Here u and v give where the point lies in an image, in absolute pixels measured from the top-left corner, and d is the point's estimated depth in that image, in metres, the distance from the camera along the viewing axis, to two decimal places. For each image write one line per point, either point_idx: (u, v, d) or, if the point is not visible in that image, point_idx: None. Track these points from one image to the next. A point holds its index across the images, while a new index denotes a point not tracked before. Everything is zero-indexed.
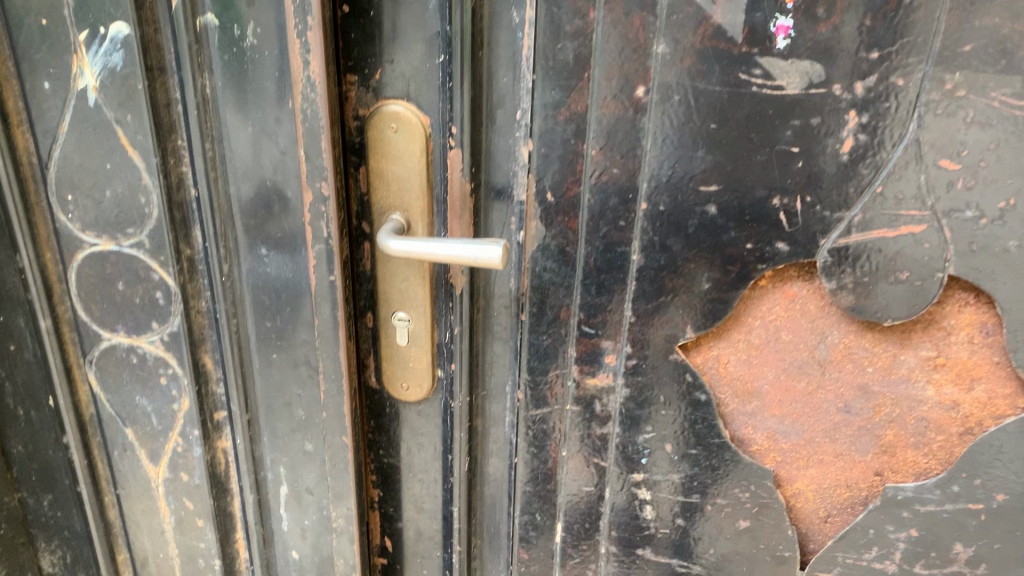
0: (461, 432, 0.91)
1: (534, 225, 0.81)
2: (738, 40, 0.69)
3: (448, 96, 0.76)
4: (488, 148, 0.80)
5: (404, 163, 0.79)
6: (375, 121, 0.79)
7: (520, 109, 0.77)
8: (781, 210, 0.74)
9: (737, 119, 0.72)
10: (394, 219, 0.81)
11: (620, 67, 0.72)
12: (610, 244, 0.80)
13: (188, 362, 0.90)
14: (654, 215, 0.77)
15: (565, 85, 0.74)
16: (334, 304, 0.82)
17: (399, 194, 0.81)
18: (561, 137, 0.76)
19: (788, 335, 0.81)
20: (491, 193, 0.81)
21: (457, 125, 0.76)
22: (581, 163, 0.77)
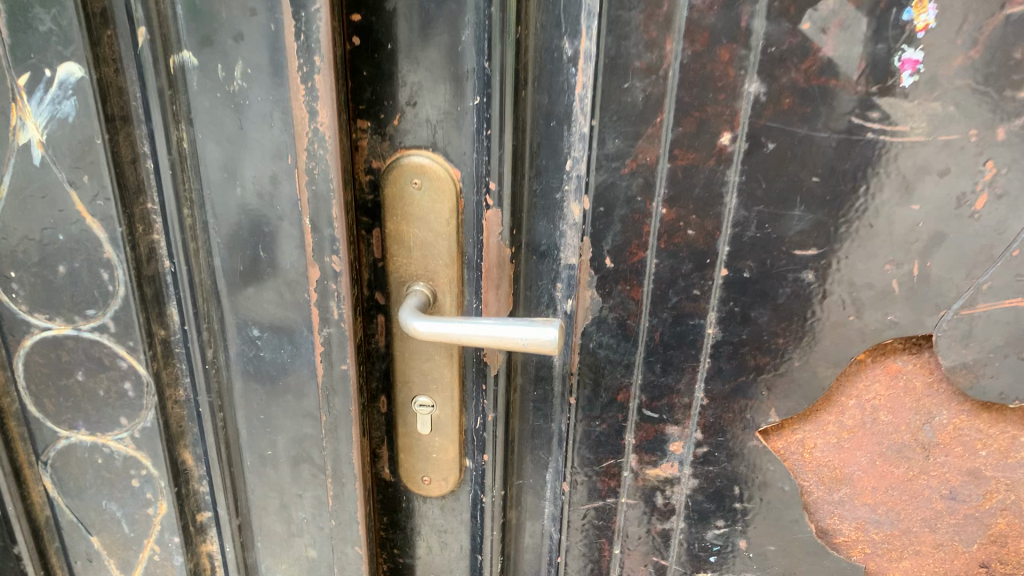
0: (494, 529, 0.78)
1: (587, 294, 0.68)
2: (853, 77, 0.56)
3: (485, 146, 0.61)
4: (529, 204, 0.66)
5: (428, 226, 0.65)
6: (391, 176, 0.65)
7: (572, 158, 0.63)
8: (893, 276, 0.62)
9: (844, 171, 0.59)
10: (417, 291, 0.67)
11: (701, 110, 0.59)
12: (681, 316, 0.66)
13: (164, 461, 0.75)
14: (736, 282, 0.64)
15: (631, 132, 0.61)
16: (346, 397, 0.67)
17: (423, 261, 0.67)
18: (623, 193, 0.63)
19: (887, 415, 0.69)
20: (534, 254, 0.67)
21: (496, 180, 0.63)
22: (648, 223, 0.63)
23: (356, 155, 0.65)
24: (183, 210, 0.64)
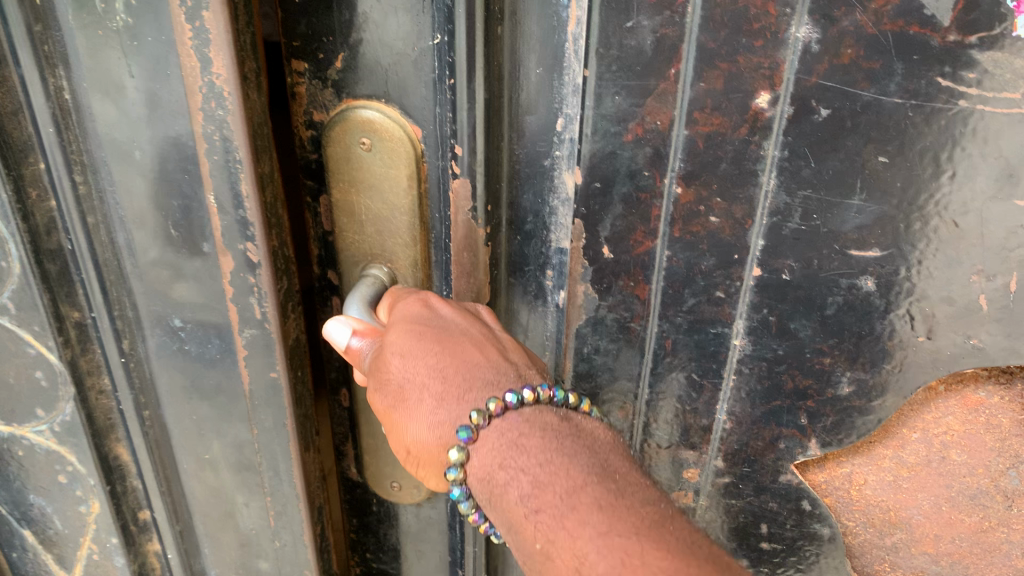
0: (476, 545, 0.65)
1: (579, 290, 0.53)
2: (943, 23, 0.40)
3: (451, 101, 0.46)
4: (509, 172, 0.51)
5: (382, 194, 0.51)
6: (334, 131, 0.50)
7: (564, 115, 0.48)
8: (981, 291, 0.46)
9: (924, 148, 0.43)
10: (373, 272, 0.53)
11: (731, 61, 0.43)
12: (699, 322, 0.52)
13: (91, 458, 0.62)
14: (771, 284, 0.49)
15: (636, 87, 0.45)
16: (279, 410, 0.57)
17: (378, 239, 0.52)
18: (626, 166, 0.48)
19: (961, 454, 0.54)
20: (518, 235, 0.53)
21: (462, 141, 0.47)
22: (657, 204, 0.48)
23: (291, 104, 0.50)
24: (73, 174, 0.51)
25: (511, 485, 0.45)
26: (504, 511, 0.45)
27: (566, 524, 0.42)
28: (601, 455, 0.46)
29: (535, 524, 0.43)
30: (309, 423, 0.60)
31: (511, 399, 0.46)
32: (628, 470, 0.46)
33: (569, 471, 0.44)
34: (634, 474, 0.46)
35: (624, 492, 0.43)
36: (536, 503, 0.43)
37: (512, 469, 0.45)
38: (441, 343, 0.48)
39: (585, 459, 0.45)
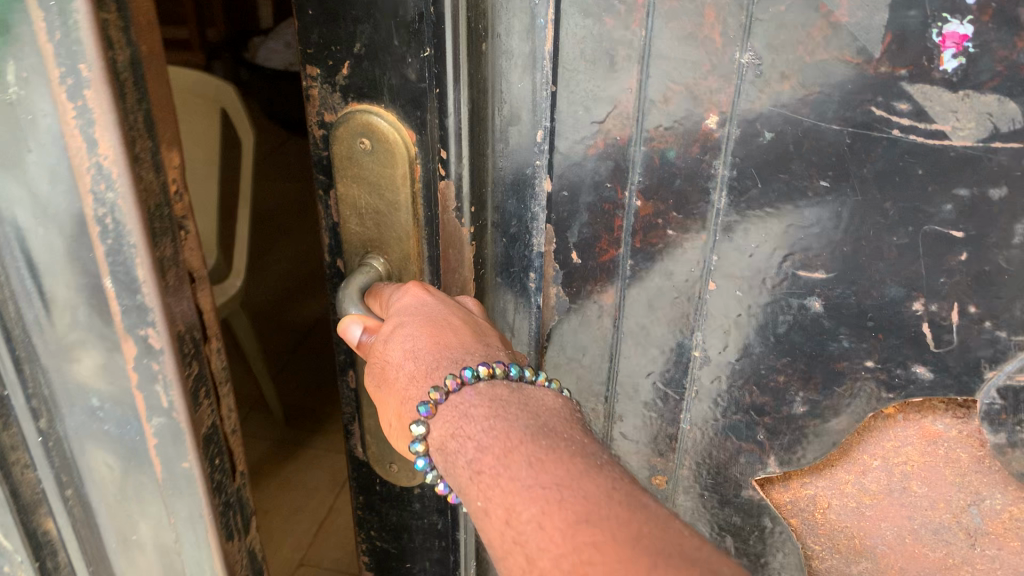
0: (467, 533, 0.72)
1: (552, 292, 0.57)
2: (875, 54, 0.42)
3: (440, 108, 0.50)
4: (495, 178, 0.55)
5: (377, 190, 0.54)
6: (339, 131, 0.53)
7: (543, 129, 0.51)
8: (923, 319, 0.47)
9: (863, 176, 0.45)
10: (368, 265, 0.56)
11: (683, 83, 0.47)
12: (661, 331, 0.55)
13: (13, 537, 0.48)
14: (725, 299, 0.52)
15: (599, 103, 0.49)
16: (195, 500, 0.45)
17: (377, 232, 0.55)
18: (591, 176, 0.52)
19: (922, 486, 0.54)
20: (502, 236, 0.57)
21: (445, 146, 0.51)
22: (620, 215, 0.52)
23: (308, 106, 0.54)
24: None
25: (461, 451, 0.47)
26: (455, 477, 0.47)
27: (501, 481, 0.45)
28: (541, 415, 0.48)
29: (477, 486, 0.46)
30: (232, 509, 0.48)
31: (467, 376, 0.48)
32: (567, 428, 0.48)
33: (506, 433, 0.46)
34: (582, 437, 0.47)
35: (552, 445, 0.45)
36: (478, 465, 0.46)
37: (462, 437, 0.47)
38: (416, 329, 0.51)
39: (523, 422, 0.47)
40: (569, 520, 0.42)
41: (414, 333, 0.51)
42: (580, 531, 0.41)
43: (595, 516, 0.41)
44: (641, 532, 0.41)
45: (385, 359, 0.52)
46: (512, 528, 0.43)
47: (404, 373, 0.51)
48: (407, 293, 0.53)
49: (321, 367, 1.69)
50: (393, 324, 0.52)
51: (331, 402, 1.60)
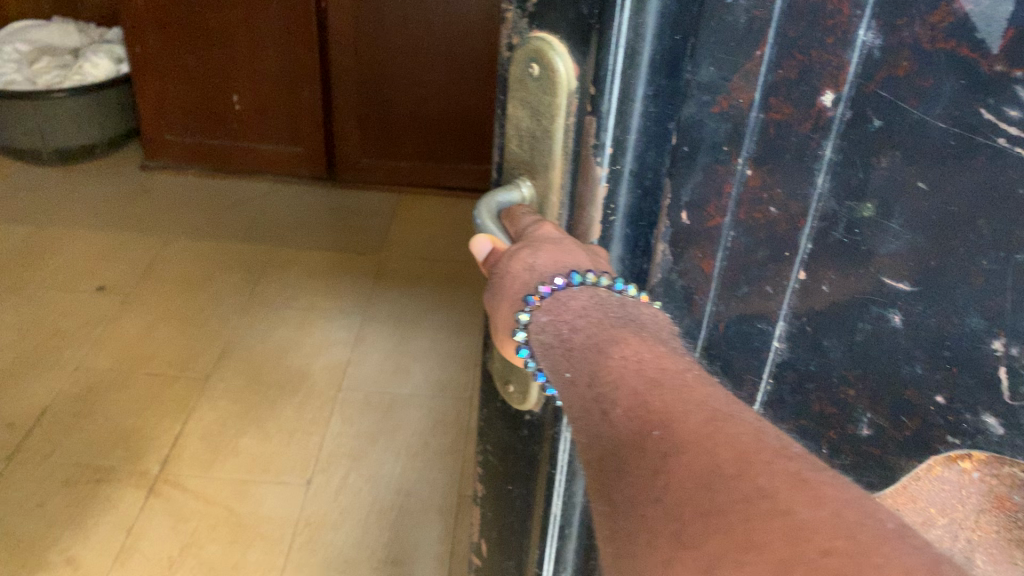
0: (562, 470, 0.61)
1: (661, 248, 0.62)
2: (994, 49, 0.45)
3: (599, 45, 0.54)
4: (640, 127, 0.56)
5: (535, 116, 0.58)
6: (517, 57, 0.58)
7: (682, 83, 0.56)
8: (1002, 360, 0.51)
9: (957, 184, 0.49)
10: (514, 190, 0.60)
11: (807, 54, 0.52)
12: (750, 315, 0.62)
13: None
14: (808, 292, 0.58)
15: (727, 61, 0.54)
16: None
17: (531, 155, 0.60)
18: (711, 137, 0.57)
19: (985, 560, 0.57)
20: (636, 187, 0.59)
21: (596, 85, 0.55)
22: (730, 181, 0.58)
23: (505, 31, 0.59)
24: None
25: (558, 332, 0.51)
26: (546, 353, 0.51)
27: (589, 358, 0.49)
28: (633, 310, 0.52)
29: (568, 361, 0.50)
30: None
31: (573, 280, 0.51)
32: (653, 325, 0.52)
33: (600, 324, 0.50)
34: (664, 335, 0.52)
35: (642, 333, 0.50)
36: (573, 342, 0.50)
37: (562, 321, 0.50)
38: (543, 248, 0.53)
39: (614, 315, 0.51)
40: (639, 386, 0.46)
41: (544, 251, 0.53)
42: (653, 395, 0.46)
43: (671, 386, 0.46)
44: (706, 399, 0.45)
45: (506, 269, 0.54)
46: (593, 391, 0.48)
47: (522, 283, 0.53)
48: (545, 227, 0.55)
49: (55, 477, 1.65)
50: (524, 244, 0.54)
51: (53, 528, 1.56)
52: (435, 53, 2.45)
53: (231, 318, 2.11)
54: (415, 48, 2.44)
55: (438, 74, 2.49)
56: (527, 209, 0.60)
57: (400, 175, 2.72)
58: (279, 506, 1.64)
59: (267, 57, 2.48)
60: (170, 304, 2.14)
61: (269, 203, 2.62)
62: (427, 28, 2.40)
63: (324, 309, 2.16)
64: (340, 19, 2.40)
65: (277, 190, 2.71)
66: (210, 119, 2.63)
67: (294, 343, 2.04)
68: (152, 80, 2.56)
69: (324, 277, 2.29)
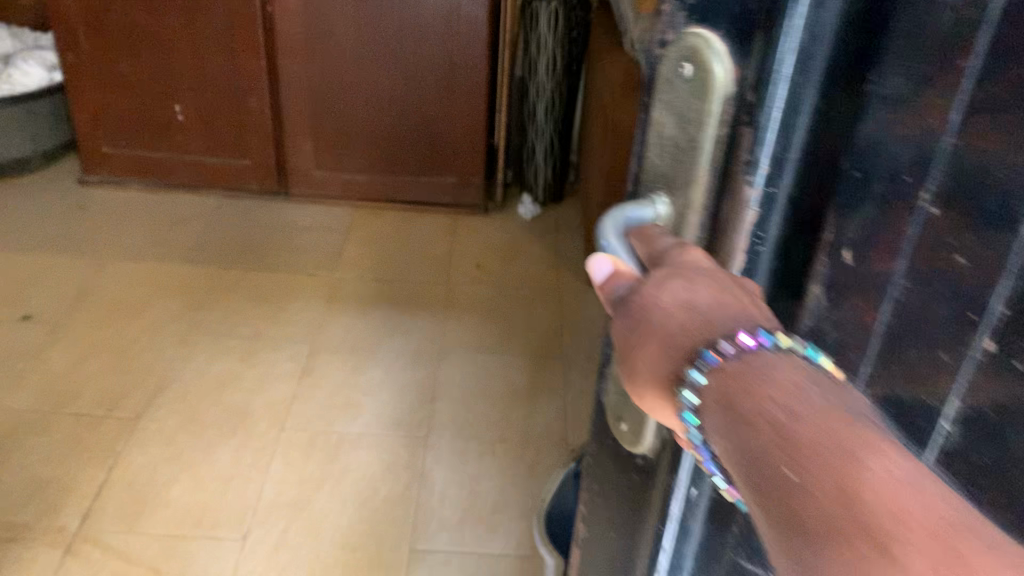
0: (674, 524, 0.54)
1: (815, 293, 0.45)
2: None
3: (766, 36, 0.40)
4: (805, 144, 0.42)
5: (682, 121, 0.45)
6: (669, 48, 0.44)
7: (865, 89, 0.39)
8: None
9: None
10: (647, 205, 0.47)
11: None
12: (917, 395, 0.41)
13: None
14: (999, 378, 0.36)
15: (924, 64, 0.37)
16: None
17: (670, 167, 0.46)
18: (892, 163, 0.39)
19: None
20: (792, 216, 0.44)
21: (756, 88, 0.41)
22: (908, 220, 0.39)
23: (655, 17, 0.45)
24: None
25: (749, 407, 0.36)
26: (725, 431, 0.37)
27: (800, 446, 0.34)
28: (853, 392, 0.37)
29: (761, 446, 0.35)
30: None
31: (764, 340, 0.38)
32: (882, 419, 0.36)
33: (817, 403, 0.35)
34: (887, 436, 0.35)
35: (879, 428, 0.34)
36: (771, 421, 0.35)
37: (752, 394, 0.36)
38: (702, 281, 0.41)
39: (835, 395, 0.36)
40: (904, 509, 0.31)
41: (700, 281, 0.41)
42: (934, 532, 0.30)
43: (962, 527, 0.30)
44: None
45: (643, 296, 0.42)
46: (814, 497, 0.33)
47: (666, 317, 0.41)
48: (692, 249, 0.44)
49: None
50: (666, 268, 0.43)
51: None
52: (391, 57, 2.29)
53: (171, 346, 1.89)
54: (370, 49, 2.28)
55: (396, 79, 2.33)
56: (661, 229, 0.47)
57: (357, 186, 2.52)
58: (210, 565, 1.42)
59: (211, 59, 2.30)
60: (104, 331, 1.93)
61: (217, 219, 2.41)
62: (382, 30, 2.25)
63: (271, 335, 1.94)
64: (289, 17, 2.23)
65: (224, 206, 2.49)
66: (149, 127, 2.41)
67: (240, 373, 1.83)
68: (85, 84, 2.35)
69: (274, 300, 2.07)
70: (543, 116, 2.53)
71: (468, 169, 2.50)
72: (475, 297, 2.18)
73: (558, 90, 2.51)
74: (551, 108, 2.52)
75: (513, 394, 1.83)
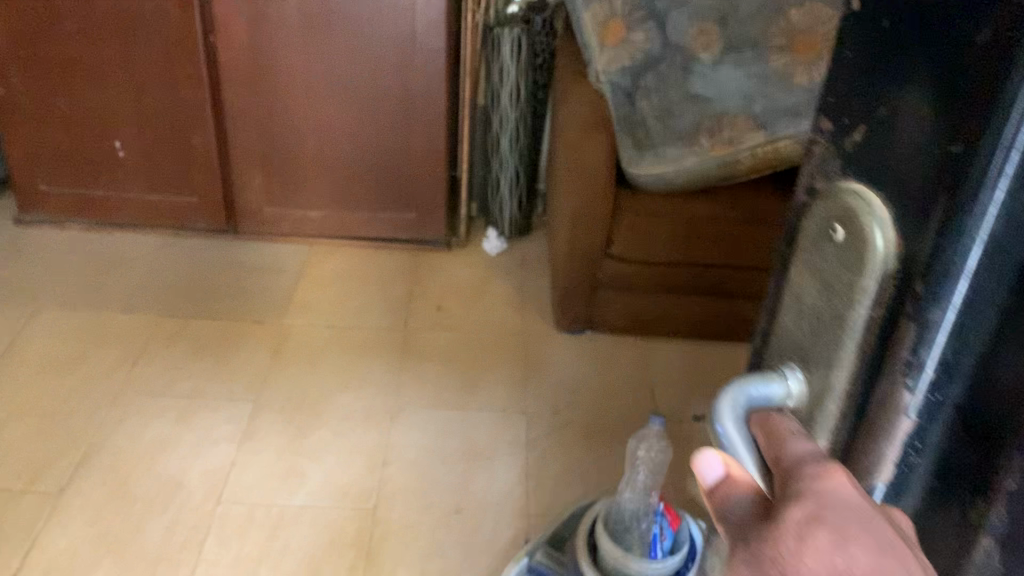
0: None
1: (985, 549, 0.35)
2: None
3: (930, 215, 0.33)
4: (978, 352, 0.34)
5: (829, 293, 0.39)
6: (818, 207, 0.40)
7: None
8: None
9: None
10: (775, 379, 0.42)
11: None
12: None
13: None
14: None
15: None
16: None
17: (809, 338, 0.41)
18: None
19: None
20: (965, 434, 0.35)
21: (924, 280, 0.34)
22: None
23: (806, 169, 0.43)
24: None
25: None
26: None
27: None
28: None
29: None
30: None
31: None
32: None
33: None
34: None
35: None
36: None
37: None
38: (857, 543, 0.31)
39: None
40: None
41: (859, 543, 0.32)
42: None
43: None
44: None
45: (775, 551, 0.32)
46: None
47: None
48: (836, 472, 0.34)
49: None
50: (805, 502, 0.33)
51: None
52: (343, 88, 2.17)
53: (102, 408, 1.75)
54: (318, 83, 2.16)
55: (348, 113, 2.21)
56: (793, 424, 0.39)
57: (310, 224, 2.40)
58: None
59: (151, 94, 2.17)
60: (30, 392, 1.78)
61: (160, 262, 2.27)
62: (330, 62, 2.13)
63: (213, 395, 1.81)
64: (233, 48, 2.11)
65: (168, 248, 2.35)
66: (88, 165, 2.28)
67: (175, 439, 1.69)
68: (18, 121, 2.21)
69: (217, 354, 1.94)
70: (507, 148, 2.41)
71: (429, 204, 2.37)
72: (433, 344, 2.05)
73: (522, 120, 2.39)
74: (515, 140, 2.40)
75: (467, 452, 1.71)
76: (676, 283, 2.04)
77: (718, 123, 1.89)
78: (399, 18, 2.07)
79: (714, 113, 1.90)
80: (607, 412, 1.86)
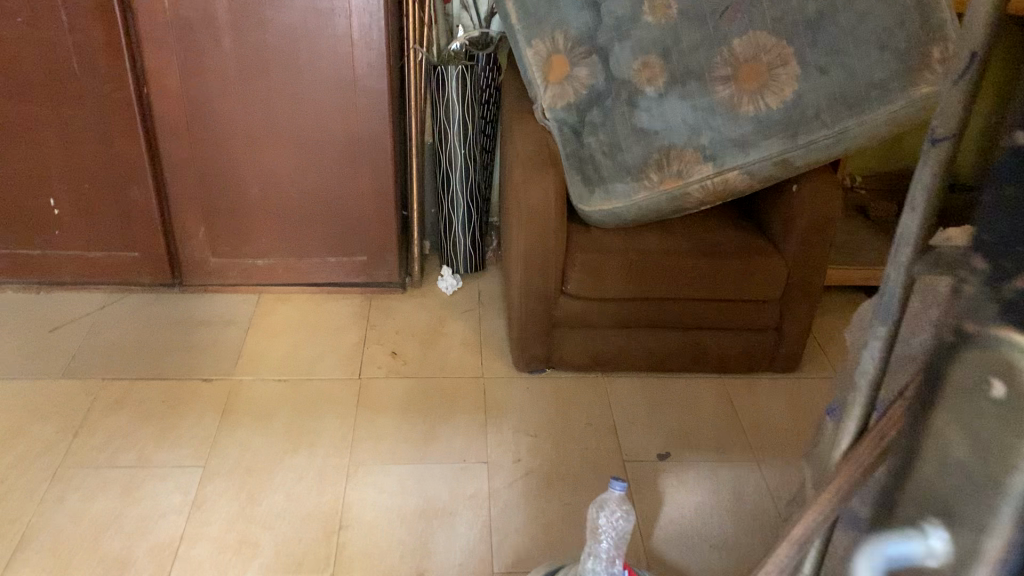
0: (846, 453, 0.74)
1: None
2: None
3: None
4: None
5: (982, 448, 0.44)
6: (971, 358, 0.45)
7: None
8: None
9: None
10: (917, 541, 0.48)
11: None
12: None
13: None
14: None
15: None
16: None
17: (953, 490, 0.47)
18: None
19: None
20: None
21: None
22: None
23: (952, 307, 0.46)
24: None
25: None
26: None
27: None
28: None
29: None
30: None
31: None
32: None
33: None
34: None
35: None
36: None
37: None
38: None
39: None
40: None
41: None
42: None
43: None
44: None
45: None
46: None
47: None
48: None
49: None
50: None
51: None
52: (285, 135, 2.12)
53: (41, 485, 1.68)
54: (258, 132, 2.10)
55: (291, 160, 2.16)
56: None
57: (258, 272, 2.34)
58: None
59: (85, 150, 2.10)
60: None
61: (103, 321, 2.20)
62: (271, 110, 2.08)
63: (159, 463, 1.74)
64: (168, 99, 2.04)
65: (110, 305, 2.28)
66: (22, 224, 2.20)
67: (119, 513, 1.62)
68: None
69: (164, 417, 1.88)
70: (460, 186, 2.37)
71: (380, 246, 2.32)
72: (389, 393, 2.00)
73: (471, 156, 2.35)
74: (467, 177, 2.36)
75: (427, 505, 1.67)
76: (634, 320, 2.00)
77: (666, 156, 1.88)
78: (339, 63, 2.02)
79: (662, 147, 1.89)
80: (569, 454, 1.83)
